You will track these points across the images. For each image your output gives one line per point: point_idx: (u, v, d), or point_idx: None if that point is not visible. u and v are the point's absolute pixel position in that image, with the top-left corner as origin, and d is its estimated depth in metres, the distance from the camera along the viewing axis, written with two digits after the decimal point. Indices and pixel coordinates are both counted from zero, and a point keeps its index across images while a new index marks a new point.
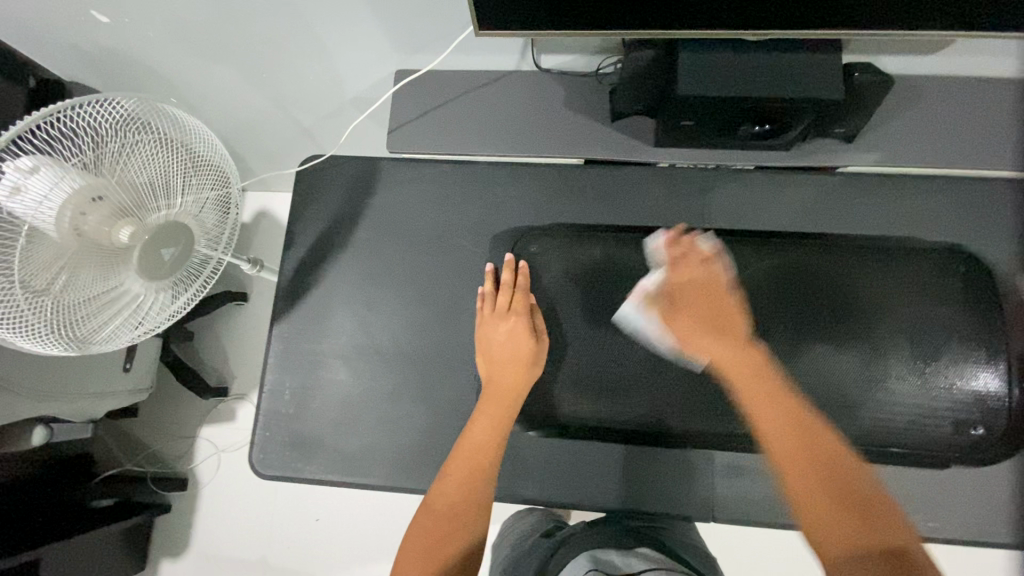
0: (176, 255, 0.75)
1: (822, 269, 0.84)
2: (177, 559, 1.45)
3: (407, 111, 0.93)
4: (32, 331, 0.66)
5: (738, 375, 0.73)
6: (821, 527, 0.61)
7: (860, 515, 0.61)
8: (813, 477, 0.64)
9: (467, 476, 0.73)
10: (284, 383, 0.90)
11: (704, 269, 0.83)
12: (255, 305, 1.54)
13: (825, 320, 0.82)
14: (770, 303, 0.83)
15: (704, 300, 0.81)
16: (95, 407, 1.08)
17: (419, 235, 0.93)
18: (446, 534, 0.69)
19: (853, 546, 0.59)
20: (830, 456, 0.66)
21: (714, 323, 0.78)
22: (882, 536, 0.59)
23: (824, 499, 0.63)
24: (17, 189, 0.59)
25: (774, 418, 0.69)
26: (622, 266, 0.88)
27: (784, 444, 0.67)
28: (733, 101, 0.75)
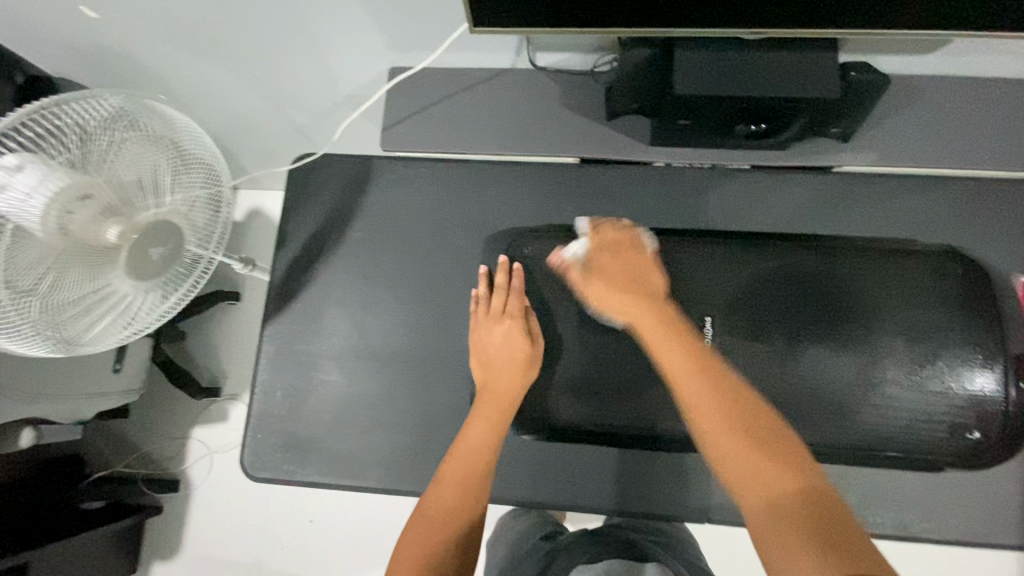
0: (165, 255, 0.73)
1: (821, 270, 0.83)
2: (169, 561, 1.43)
3: (402, 110, 0.92)
4: (16, 332, 0.65)
5: (651, 330, 0.71)
6: (741, 480, 0.57)
7: (775, 460, 0.57)
8: (726, 426, 0.60)
9: (462, 482, 0.73)
10: (277, 384, 0.89)
11: (627, 245, 0.84)
12: (249, 304, 1.53)
13: (824, 322, 0.81)
14: (768, 305, 0.83)
15: (624, 267, 0.82)
16: (85, 408, 1.07)
17: (414, 235, 0.92)
18: (439, 540, 0.68)
19: (773, 498, 0.54)
20: (742, 406, 0.61)
21: (631, 288, 0.78)
22: (802, 484, 0.55)
23: (739, 450, 0.58)
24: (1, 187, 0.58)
25: (684, 364, 0.66)
26: None
27: (698, 394, 0.63)
28: (729, 100, 0.74)
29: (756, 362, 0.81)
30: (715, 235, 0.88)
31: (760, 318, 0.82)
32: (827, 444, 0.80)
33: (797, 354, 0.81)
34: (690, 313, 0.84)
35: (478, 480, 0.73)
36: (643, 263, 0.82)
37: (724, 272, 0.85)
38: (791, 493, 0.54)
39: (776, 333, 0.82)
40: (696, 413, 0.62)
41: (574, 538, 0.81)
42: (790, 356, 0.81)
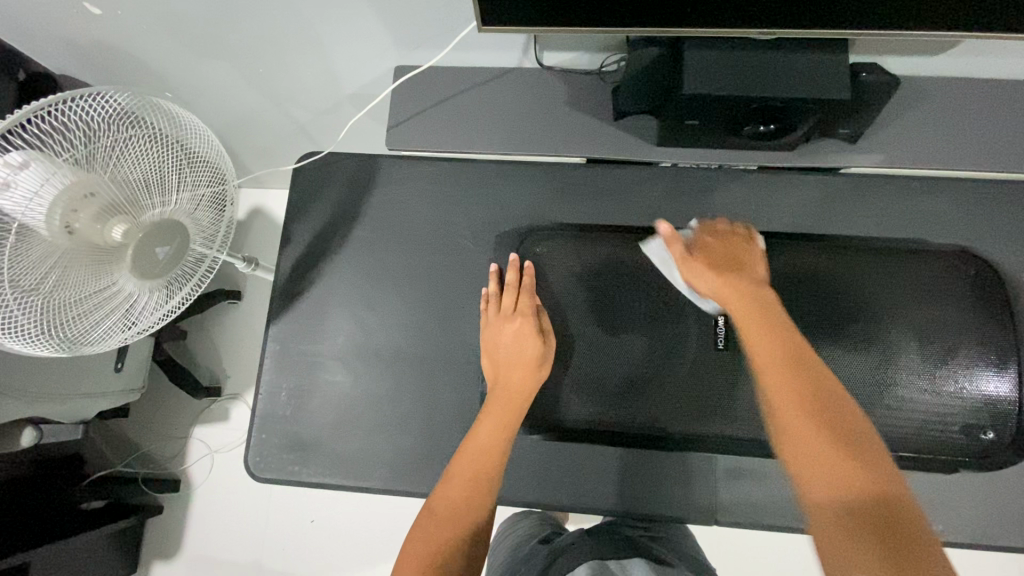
0: (170, 254, 0.73)
1: (832, 272, 0.83)
2: (169, 561, 1.43)
3: (407, 108, 0.91)
4: (22, 333, 0.64)
5: (741, 310, 0.68)
6: (811, 469, 0.55)
7: (852, 456, 0.54)
8: (810, 418, 0.57)
9: (471, 481, 0.71)
10: (281, 384, 0.88)
11: (729, 232, 0.81)
12: (250, 303, 1.52)
13: (836, 323, 0.81)
14: (779, 305, 0.83)
15: (726, 248, 0.79)
16: (86, 407, 1.06)
17: (420, 234, 0.91)
18: (446, 535, 0.66)
19: (847, 497, 0.52)
20: (826, 402, 0.58)
21: (723, 265, 0.75)
22: (880, 490, 0.52)
23: (816, 436, 0.56)
24: (5, 184, 0.58)
25: (772, 346, 0.63)
26: (627, 267, 0.87)
27: (786, 392, 0.59)
28: (739, 100, 0.74)
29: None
30: None
31: None
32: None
33: None
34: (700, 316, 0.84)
35: (487, 481, 0.72)
36: (743, 246, 0.79)
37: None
38: (868, 494, 0.52)
39: (787, 334, 0.82)
40: (775, 399, 0.59)
41: (577, 539, 0.80)
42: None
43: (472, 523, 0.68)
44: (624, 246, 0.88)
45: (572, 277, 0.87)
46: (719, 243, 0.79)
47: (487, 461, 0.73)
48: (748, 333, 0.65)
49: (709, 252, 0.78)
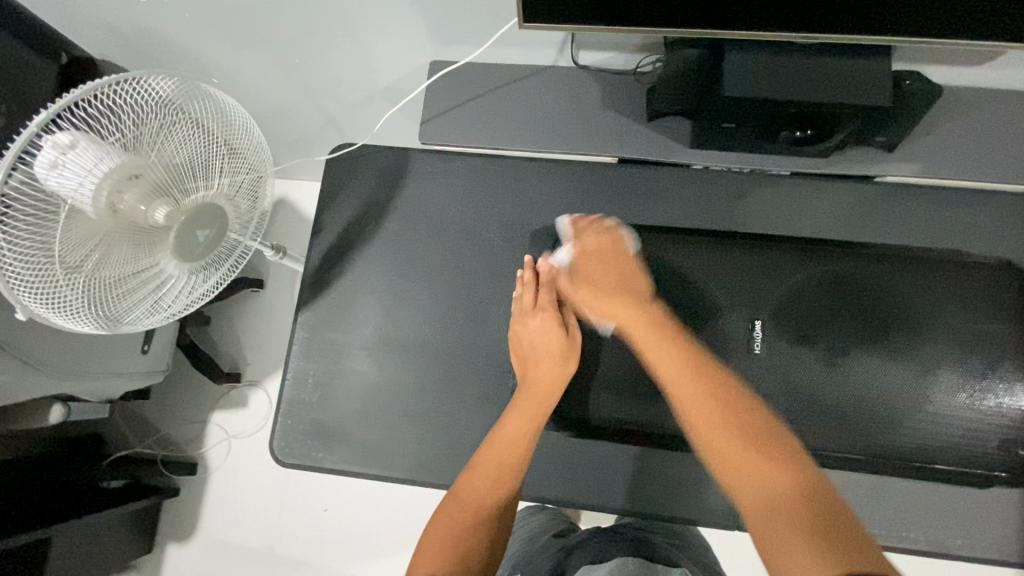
0: (210, 237, 0.74)
1: (875, 279, 0.82)
2: (184, 543, 1.45)
3: (440, 103, 0.92)
4: (68, 309, 0.66)
5: (648, 337, 0.72)
6: (727, 466, 0.60)
7: (766, 458, 0.58)
8: (719, 423, 0.62)
9: (492, 473, 0.72)
10: (307, 371, 0.89)
11: (604, 237, 0.84)
12: (272, 292, 1.54)
13: (879, 331, 0.80)
14: (819, 311, 0.81)
15: (604, 264, 0.83)
16: (115, 387, 1.08)
17: (449, 229, 0.92)
18: (471, 525, 0.67)
19: (762, 492, 0.57)
20: (732, 409, 0.63)
21: (617, 287, 0.79)
22: (798, 476, 0.57)
23: (734, 446, 0.60)
24: (55, 164, 0.59)
25: (682, 368, 0.67)
26: (664, 266, 0.85)
27: (697, 408, 0.63)
28: (777, 104, 0.74)
29: (807, 367, 0.80)
30: (762, 237, 0.87)
31: (809, 324, 0.81)
32: (875, 452, 0.77)
33: (848, 361, 0.79)
34: (741, 318, 0.82)
35: (509, 474, 0.72)
36: (621, 255, 0.83)
37: (776, 278, 0.83)
38: (785, 480, 0.57)
39: (828, 339, 0.80)
40: (692, 418, 0.63)
41: (594, 539, 0.81)
42: (842, 361, 0.79)
43: (492, 513, 0.69)
44: (663, 246, 0.86)
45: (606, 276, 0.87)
46: (598, 262, 0.83)
47: (509, 455, 0.73)
48: (656, 364, 0.70)
49: (596, 274, 0.82)
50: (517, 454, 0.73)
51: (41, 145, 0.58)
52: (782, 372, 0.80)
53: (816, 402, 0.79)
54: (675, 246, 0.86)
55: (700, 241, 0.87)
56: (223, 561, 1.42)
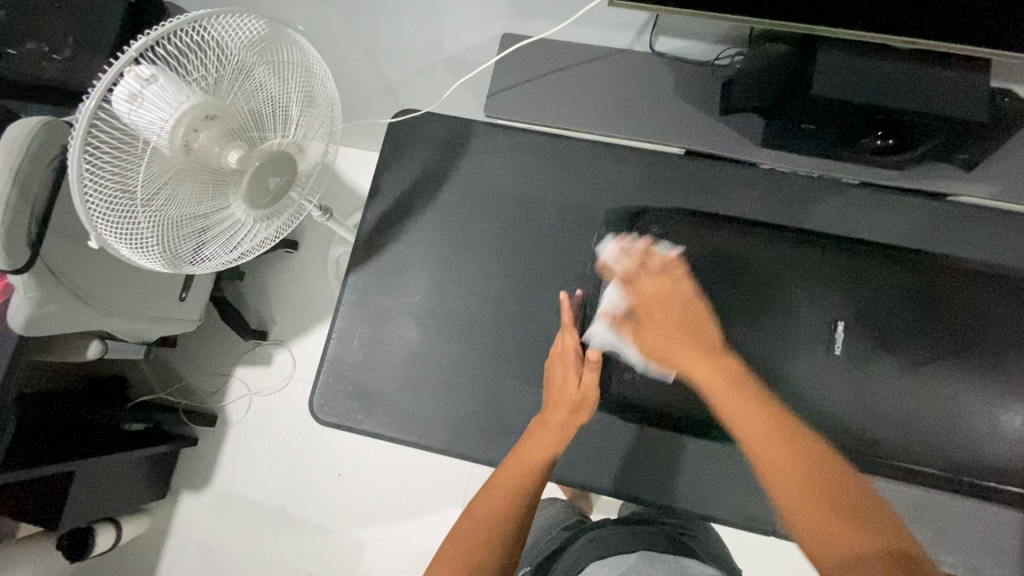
0: (280, 186, 0.73)
1: (960, 293, 0.73)
2: (198, 492, 1.46)
3: (509, 77, 0.90)
4: (141, 245, 0.66)
5: (714, 379, 0.65)
6: (812, 527, 0.53)
7: (853, 513, 0.53)
8: (804, 492, 0.54)
9: (505, 497, 0.69)
10: (352, 332, 0.89)
11: (668, 280, 0.75)
12: (306, 254, 1.54)
13: (965, 348, 0.71)
14: (898, 322, 0.73)
15: (668, 307, 0.73)
16: (150, 330, 1.09)
17: (506, 205, 0.90)
18: (482, 540, 0.65)
19: (852, 552, 0.50)
20: (816, 458, 0.56)
21: (678, 323, 0.71)
22: (882, 540, 0.51)
23: (817, 496, 0.54)
24: (135, 96, 0.58)
25: (760, 426, 0.59)
26: (738, 259, 0.78)
27: (772, 449, 0.57)
28: (865, 109, 0.72)
29: (885, 377, 0.71)
30: (845, 240, 0.78)
31: (885, 336, 0.72)
32: (943, 467, 0.69)
33: (923, 375, 0.70)
34: (818, 320, 0.74)
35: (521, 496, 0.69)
36: (689, 300, 0.73)
37: (854, 281, 0.75)
38: (869, 543, 0.51)
39: (910, 350, 0.71)
40: (773, 473, 0.57)
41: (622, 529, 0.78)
42: (918, 376, 0.71)
43: (503, 537, 0.66)
44: (738, 241, 0.79)
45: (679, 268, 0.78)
46: (664, 307, 0.73)
47: (520, 479, 0.71)
48: (726, 408, 0.63)
49: (658, 320, 0.72)
50: (528, 480, 0.71)
51: (125, 76, 0.57)
52: (853, 382, 0.72)
53: (888, 414, 0.71)
54: (751, 236, 0.79)
55: (780, 235, 0.79)
56: (235, 513, 1.44)
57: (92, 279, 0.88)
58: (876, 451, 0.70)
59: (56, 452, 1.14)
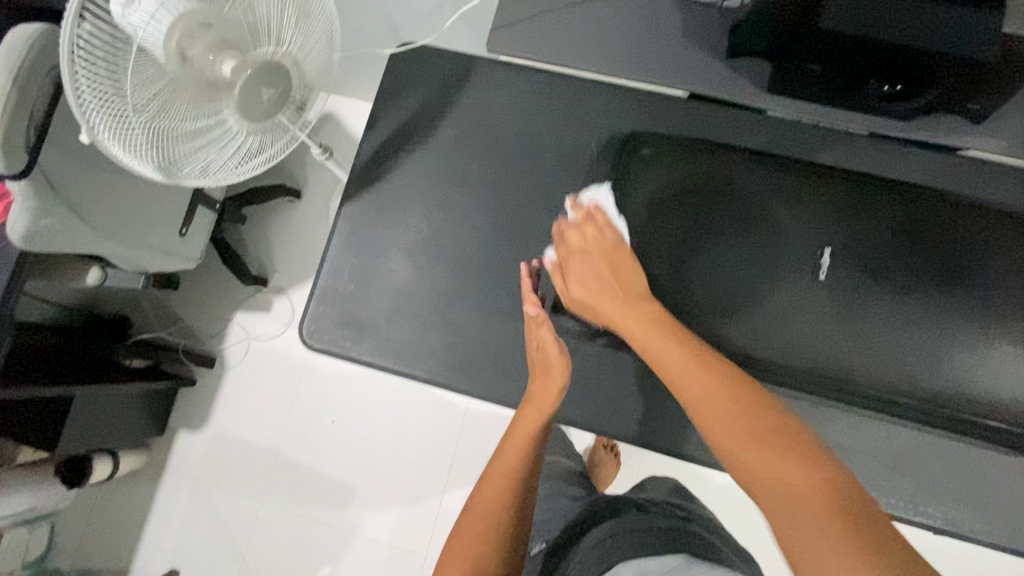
0: (275, 100, 0.70)
1: (954, 226, 0.71)
2: (195, 432, 1.49)
3: (512, 11, 0.88)
4: (133, 147, 0.65)
5: (646, 332, 0.63)
6: (746, 469, 0.50)
7: (776, 445, 0.50)
8: (740, 431, 0.51)
9: (503, 485, 0.67)
10: (347, 263, 0.90)
11: (594, 230, 0.73)
12: (308, 202, 1.54)
13: (954, 278, 0.69)
14: (885, 253, 0.71)
15: (601, 261, 0.71)
16: (147, 262, 1.08)
17: (505, 143, 0.89)
18: (480, 532, 0.64)
19: (785, 492, 0.47)
20: (738, 396, 0.54)
21: (609, 278, 0.70)
22: (812, 470, 0.47)
23: (734, 433, 0.52)
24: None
25: (698, 376, 0.57)
26: (730, 185, 0.76)
27: (700, 392, 0.55)
28: (872, 46, 0.69)
29: (870, 302, 0.70)
30: (839, 169, 0.76)
31: (871, 266, 0.71)
32: (926, 398, 0.68)
33: (907, 305, 0.69)
34: (804, 243, 0.73)
35: (511, 500, 0.66)
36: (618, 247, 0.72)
37: (846, 211, 0.73)
38: (801, 475, 0.47)
39: (897, 276, 0.70)
40: (701, 417, 0.54)
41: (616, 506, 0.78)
42: (900, 306, 0.69)
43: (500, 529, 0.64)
44: (727, 164, 0.77)
45: (670, 190, 0.76)
46: (595, 258, 0.71)
47: (509, 483, 0.67)
48: (658, 357, 0.61)
49: (586, 274, 0.72)
50: (518, 478, 0.68)
51: None
52: (838, 310, 0.70)
53: (870, 342, 0.69)
54: (745, 164, 0.77)
55: (772, 163, 0.77)
56: (230, 454, 1.47)
57: (93, 198, 0.89)
58: (856, 378, 0.69)
59: (58, 377, 1.16)
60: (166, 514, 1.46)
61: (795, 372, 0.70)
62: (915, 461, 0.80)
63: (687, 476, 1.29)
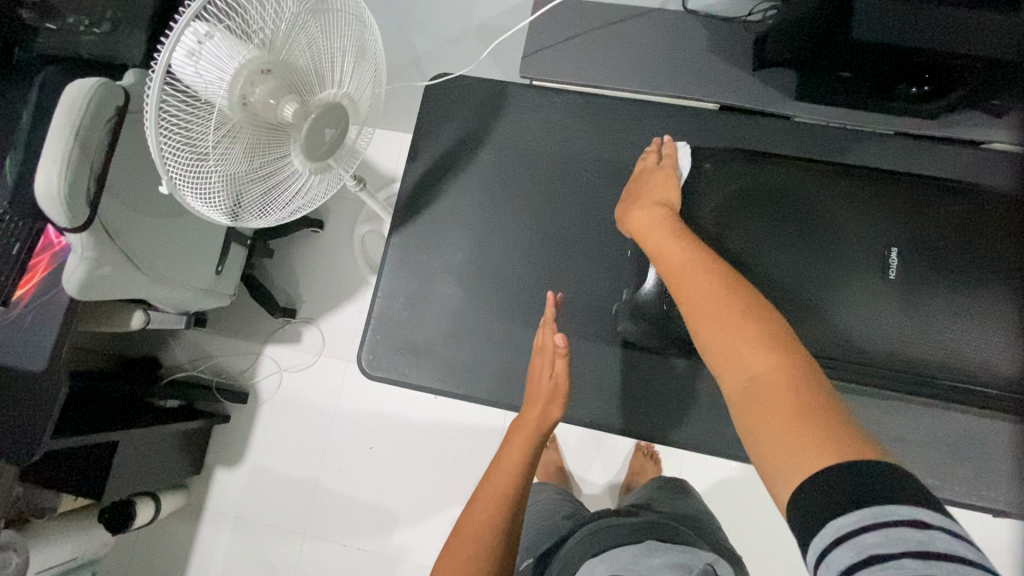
0: (334, 137, 0.74)
1: (1004, 221, 0.74)
2: (231, 469, 1.48)
3: (544, 37, 0.91)
4: (206, 195, 0.68)
5: (658, 237, 0.69)
6: (720, 348, 0.55)
7: (757, 331, 0.54)
8: (724, 318, 0.56)
9: (496, 506, 0.71)
10: (399, 291, 0.92)
11: (655, 157, 0.82)
12: (332, 232, 1.56)
13: (1006, 268, 0.73)
14: (941, 248, 0.74)
15: (650, 179, 0.79)
16: (187, 301, 1.09)
17: (545, 164, 0.92)
18: (470, 557, 0.67)
19: (750, 376, 0.52)
20: (730, 287, 0.59)
21: (652, 192, 0.77)
22: (782, 359, 0.51)
23: (718, 317, 0.57)
24: (193, 53, 0.58)
25: (697, 272, 0.61)
26: (787, 193, 0.78)
27: (695, 281, 0.60)
28: (905, 56, 0.72)
29: (937, 299, 0.72)
30: (888, 172, 0.79)
31: (933, 262, 0.74)
32: (999, 385, 0.70)
33: (966, 296, 0.72)
34: (871, 245, 0.75)
35: (501, 522, 0.70)
36: (668, 174, 0.79)
37: (902, 210, 0.76)
38: (768, 364, 0.51)
39: (956, 270, 0.73)
40: (692, 304, 0.59)
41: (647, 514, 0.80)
42: (961, 297, 0.72)
43: (490, 550, 0.68)
44: (787, 175, 0.79)
45: (730, 199, 0.79)
46: (650, 178, 0.79)
47: (500, 501, 0.71)
48: (663, 259, 0.66)
49: (639, 184, 0.80)
50: (510, 503, 0.71)
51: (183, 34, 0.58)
52: (908, 304, 0.72)
53: (941, 335, 0.72)
54: (796, 171, 0.79)
55: (823, 168, 0.79)
56: (268, 489, 1.46)
57: (141, 245, 0.90)
58: (935, 371, 0.71)
59: (103, 422, 1.15)
60: (208, 553, 1.45)
61: (876, 369, 0.71)
62: (973, 447, 0.83)
63: (729, 476, 1.30)
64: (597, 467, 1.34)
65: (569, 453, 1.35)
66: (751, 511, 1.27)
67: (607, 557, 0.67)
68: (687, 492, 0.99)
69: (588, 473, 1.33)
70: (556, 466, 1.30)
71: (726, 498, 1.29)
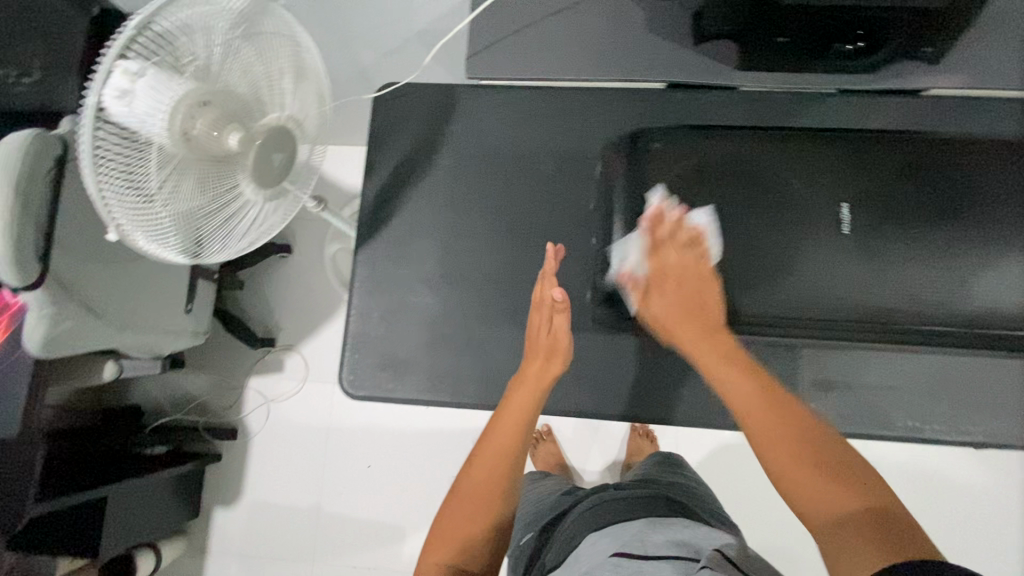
0: (284, 162, 0.72)
1: (953, 160, 0.76)
2: (229, 507, 1.46)
3: (486, 35, 0.90)
4: (161, 235, 0.66)
5: (716, 365, 0.73)
6: (795, 490, 0.61)
7: (835, 474, 0.60)
8: (801, 460, 0.61)
9: (492, 460, 0.74)
10: (372, 307, 0.91)
11: (691, 252, 0.79)
12: (301, 255, 1.54)
13: (959, 207, 0.75)
14: (894, 196, 0.76)
15: (682, 284, 0.79)
16: (162, 344, 1.07)
17: (503, 162, 0.92)
18: (472, 512, 0.71)
19: (834, 513, 0.57)
20: (799, 423, 0.65)
21: (688, 304, 0.77)
22: (862, 499, 0.57)
23: (796, 455, 0.62)
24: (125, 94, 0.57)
25: (762, 406, 0.67)
26: (739, 162, 0.80)
27: (760, 417, 0.66)
28: (833, 15, 0.73)
29: (895, 247, 0.74)
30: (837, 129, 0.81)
31: (888, 211, 0.76)
32: (960, 321, 0.72)
33: (924, 241, 0.74)
34: (824, 200, 0.77)
35: (497, 485, 0.73)
36: (705, 275, 0.78)
37: (854, 165, 0.78)
38: (847, 502, 0.57)
39: (911, 215, 0.75)
40: (766, 448, 0.64)
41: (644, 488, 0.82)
42: (918, 242, 0.74)
43: (488, 509, 0.71)
44: (741, 146, 0.81)
45: (686, 175, 0.80)
46: (681, 283, 0.79)
47: (496, 461, 0.74)
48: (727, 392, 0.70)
49: (669, 287, 0.80)
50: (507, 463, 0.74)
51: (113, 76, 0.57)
52: (868, 255, 0.75)
53: (901, 281, 0.74)
54: (747, 140, 0.80)
55: (773, 132, 0.81)
56: (270, 522, 1.44)
57: (101, 294, 0.88)
58: (896, 316, 0.73)
59: (88, 479, 1.12)
60: None
61: (841, 321, 0.74)
62: (947, 385, 0.85)
63: (724, 444, 1.32)
64: (595, 453, 1.35)
65: (566, 444, 1.36)
66: (749, 475, 1.30)
67: (610, 531, 0.68)
68: (681, 463, 1.00)
69: (587, 460, 1.34)
70: (554, 458, 1.31)
71: (723, 465, 1.31)
